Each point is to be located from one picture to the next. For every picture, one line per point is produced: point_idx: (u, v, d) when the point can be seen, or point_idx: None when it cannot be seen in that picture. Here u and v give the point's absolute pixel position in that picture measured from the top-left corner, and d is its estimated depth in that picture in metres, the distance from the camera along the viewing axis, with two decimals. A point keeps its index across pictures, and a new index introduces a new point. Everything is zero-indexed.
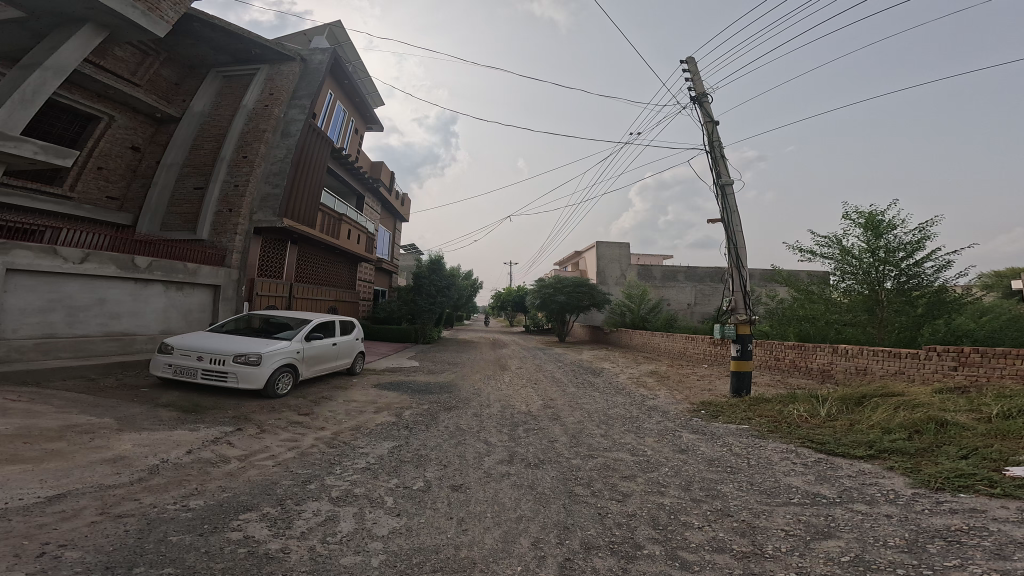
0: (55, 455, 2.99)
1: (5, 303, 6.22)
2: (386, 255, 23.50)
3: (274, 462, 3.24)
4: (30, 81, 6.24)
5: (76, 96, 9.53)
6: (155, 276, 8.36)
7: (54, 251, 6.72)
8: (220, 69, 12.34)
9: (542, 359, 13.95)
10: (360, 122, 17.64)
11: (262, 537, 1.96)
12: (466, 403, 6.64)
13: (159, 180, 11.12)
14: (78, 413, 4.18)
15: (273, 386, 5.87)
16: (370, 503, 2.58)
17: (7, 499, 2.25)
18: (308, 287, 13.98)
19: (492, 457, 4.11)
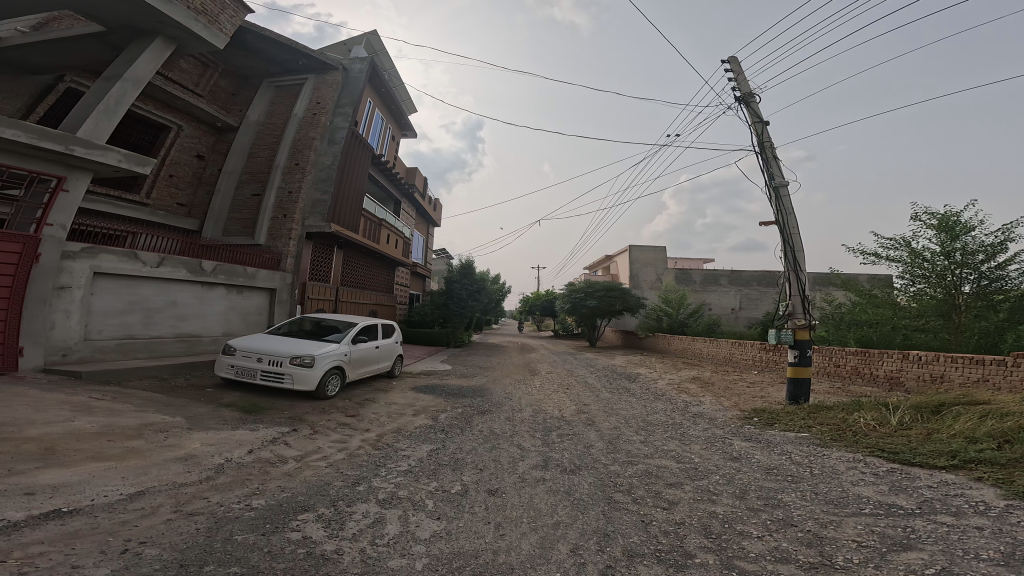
0: (134, 453, 3.24)
1: (91, 306, 6.84)
2: (421, 260, 24.08)
3: (327, 463, 3.36)
4: (113, 92, 6.84)
5: (148, 108, 10.37)
6: (219, 280, 8.97)
7: (134, 256, 7.36)
8: (271, 79, 13.08)
9: (575, 364, 13.76)
10: (395, 129, 18.16)
11: (319, 538, 2.02)
12: (499, 407, 6.63)
13: (221, 188, 11.90)
14: (153, 412, 4.51)
15: (324, 386, 6.11)
16: (412, 506, 2.60)
17: (94, 495, 2.45)
18: (351, 291, 14.53)
19: (526, 462, 4.06)
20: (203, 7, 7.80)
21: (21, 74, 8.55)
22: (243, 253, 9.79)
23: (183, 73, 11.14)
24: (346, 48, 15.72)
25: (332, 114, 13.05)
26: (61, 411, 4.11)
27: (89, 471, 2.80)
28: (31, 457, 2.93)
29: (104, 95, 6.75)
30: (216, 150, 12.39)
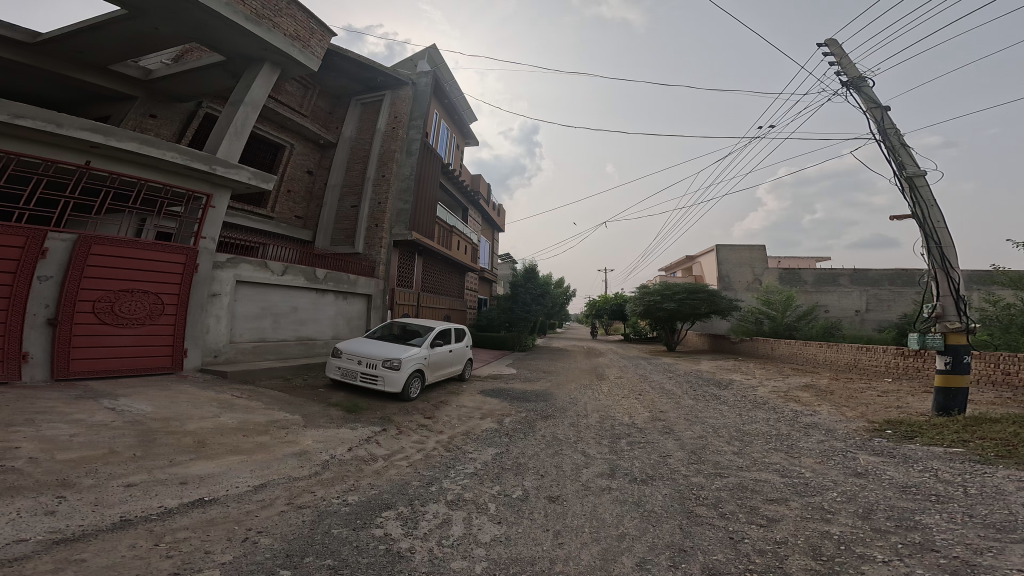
0: (262, 448, 3.93)
1: (235, 310, 8.22)
2: (487, 265, 24.88)
3: (407, 463, 3.71)
4: (239, 116, 8.15)
5: (265, 129, 11.97)
6: (328, 286, 10.28)
7: (265, 265, 8.73)
8: (357, 97, 14.38)
9: (650, 369, 13.11)
10: (459, 139, 18.94)
11: (396, 535, 2.26)
12: (563, 412, 6.64)
13: (327, 200, 13.48)
14: (278, 409, 5.38)
15: (408, 388, 6.68)
16: (476, 508, 2.78)
17: (231, 486, 3.04)
18: (430, 296, 15.61)
19: (591, 469, 4.04)
20: (297, 31, 8.85)
21: (170, 102, 10.31)
22: (344, 262, 11.09)
23: (288, 96, 12.60)
24: (411, 64, 16.71)
25: (407, 127, 14.07)
26: (212, 407, 5.11)
27: (225, 464, 3.45)
28: (187, 449, 3.71)
29: (231, 119, 8.06)
30: (320, 167, 13.98)
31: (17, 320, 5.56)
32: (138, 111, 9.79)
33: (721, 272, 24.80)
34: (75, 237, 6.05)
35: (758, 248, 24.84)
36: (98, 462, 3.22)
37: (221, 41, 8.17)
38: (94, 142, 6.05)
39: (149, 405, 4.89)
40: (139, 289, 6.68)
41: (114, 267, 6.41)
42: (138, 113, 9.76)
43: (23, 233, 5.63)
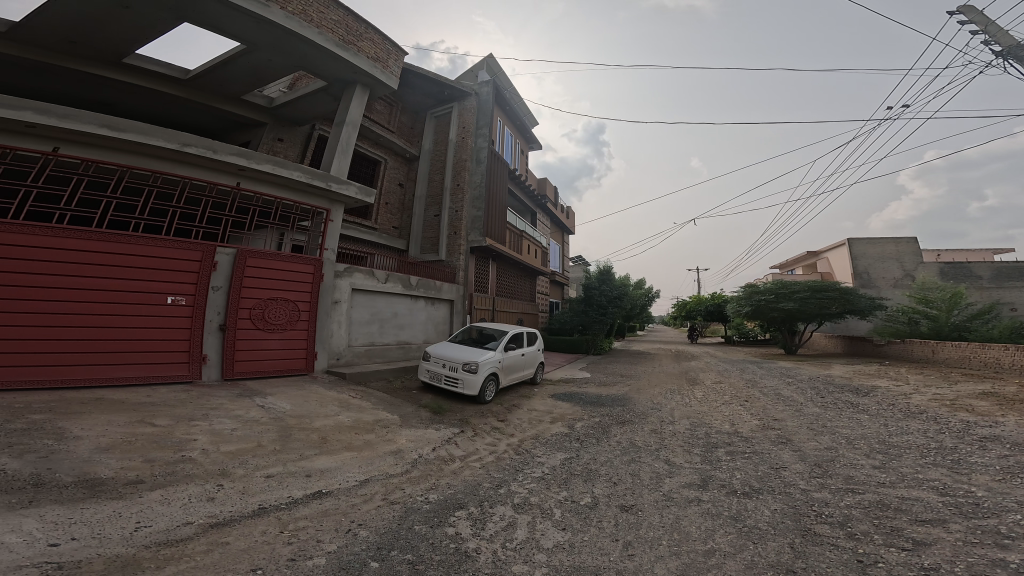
0: (367, 445, 4.47)
1: (352, 316, 9.06)
2: (558, 268, 24.96)
3: (480, 464, 3.96)
4: (343, 137, 8.78)
5: (365, 147, 12.61)
6: (420, 292, 11.09)
7: (373, 274, 9.57)
8: (430, 111, 15.02)
9: (760, 374, 11.83)
10: (523, 144, 19.21)
11: (465, 535, 2.46)
12: (643, 418, 6.44)
13: (416, 211, 14.24)
14: (379, 410, 6.02)
15: (484, 391, 7.01)
16: (541, 513, 2.93)
17: (342, 480, 3.54)
18: (504, 300, 16.13)
19: (676, 479, 3.89)
20: (377, 54, 9.18)
21: (292, 126, 10.71)
22: (431, 270, 11.91)
23: (379, 114, 13.19)
24: (472, 76, 17.34)
25: (474, 136, 14.62)
26: (332, 407, 5.92)
27: (340, 459, 4.02)
28: (313, 444, 4.39)
29: (337, 139, 8.74)
30: (410, 178, 14.65)
31: (200, 324, 6.60)
32: (269, 136, 10.23)
33: (858, 268, 21.87)
34: (235, 252, 7.09)
35: (906, 240, 21.38)
36: (250, 454, 3.99)
37: (321, 68, 8.63)
38: (240, 165, 7.04)
39: (286, 403, 5.81)
40: (281, 297, 7.64)
41: (263, 278, 7.40)
42: (268, 138, 10.19)
43: (201, 250, 6.68)
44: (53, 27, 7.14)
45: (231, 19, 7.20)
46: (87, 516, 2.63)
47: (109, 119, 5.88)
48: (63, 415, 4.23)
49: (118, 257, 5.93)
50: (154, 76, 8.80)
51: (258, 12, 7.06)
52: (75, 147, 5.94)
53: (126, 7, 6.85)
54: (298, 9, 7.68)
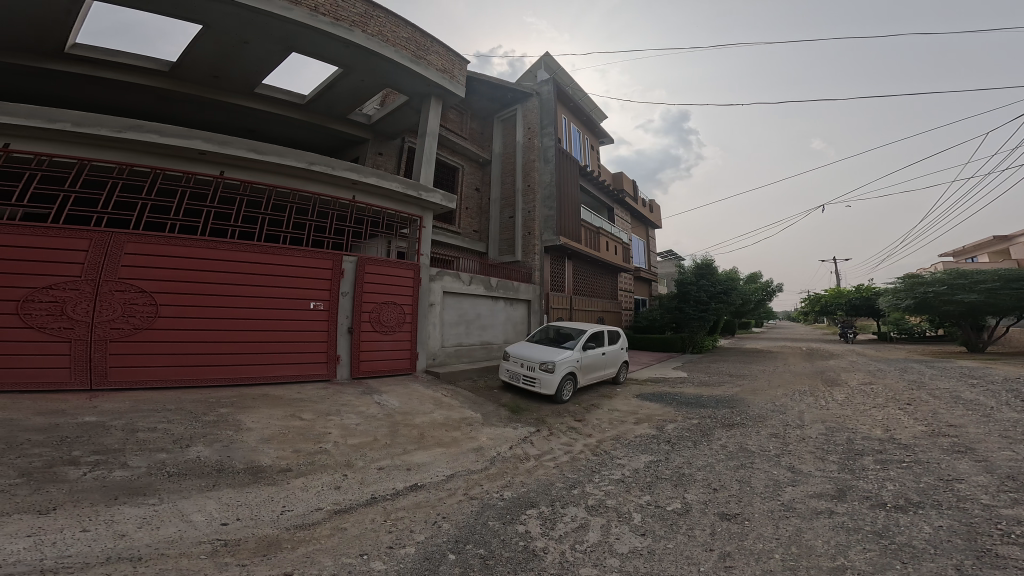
0: (454, 442, 4.80)
1: (444, 318, 9.44)
2: (643, 264, 23.84)
3: (555, 464, 4.03)
4: (427, 147, 9.04)
5: (443, 155, 13.22)
6: (500, 293, 11.32)
7: (459, 276, 9.86)
8: (496, 115, 15.38)
9: (930, 375, 9.81)
10: (593, 139, 18.76)
11: (535, 534, 2.54)
12: (754, 421, 5.89)
13: (492, 213, 14.63)
14: (465, 408, 6.38)
15: (562, 390, 7.04)
16: (618, 517, 2.89)
17: (433, 474, 3.87)
18: (582, 298, 15.92)
19: (798, 489, 3.51)
20: (445, 65, 9.32)
21: (387, 140, 11.33)
22: (510, 271, 12.16)
23: (452, 123, 13.75)
24: (531, 77, 17.39)
25: (540, 135, 14.62)
26: (429, 405, 6.42)
27: (433, 455, 4.38)
28: (413, 439, 4.83)
29: (421, 149, 9.00)
30: (484, 182, 15.02)
31: (334, 326, 7.26)
32: (371, 151, 10.94)
33: None
34: (358, 259, 7.65)
35: None
36: (368, 447, 4.54)
37: (401, 83, 8.94)
38: (354, 179, 7.48)
39: (396, 400, 6.43)
40: (393, 301, 8.11)
41: (381, 283, 7.93)
42: (370, 153, 10.89)
43: (331, 257, 7.33)
44: (197, 67, 8.25)
45: (324, 46, 7.71)
46: (249, 499, 3.27)
47: (254, 143, 6.55)
48: (237, 408, 5.21)
49: (274, 267, 6.71)
50: (279, 103, 9.71)
51: (346, 37, 7.46)
52: (234, 170, 6.70)
53: (244, 40, 7.51)
54: (377, 30, 7.97)
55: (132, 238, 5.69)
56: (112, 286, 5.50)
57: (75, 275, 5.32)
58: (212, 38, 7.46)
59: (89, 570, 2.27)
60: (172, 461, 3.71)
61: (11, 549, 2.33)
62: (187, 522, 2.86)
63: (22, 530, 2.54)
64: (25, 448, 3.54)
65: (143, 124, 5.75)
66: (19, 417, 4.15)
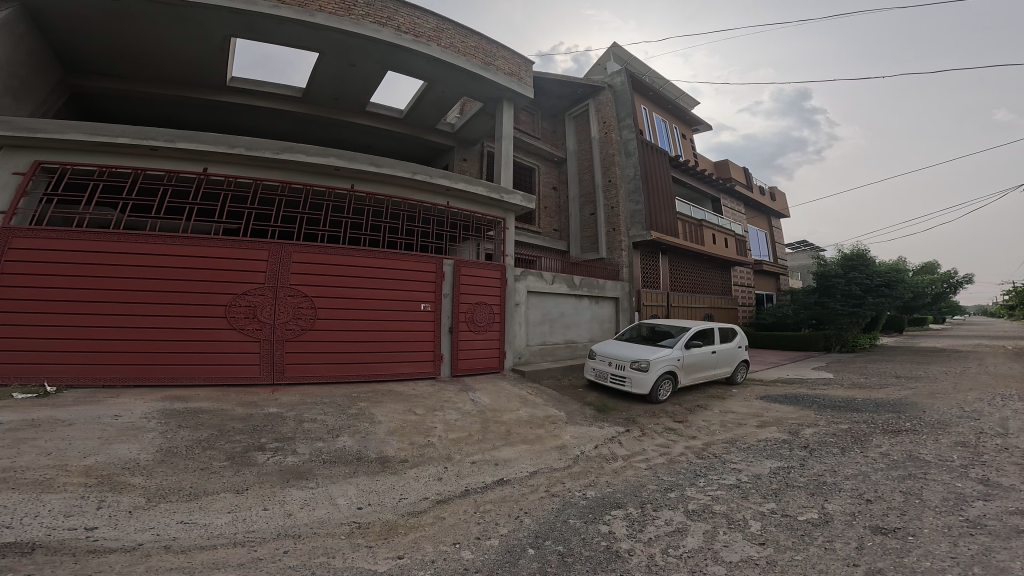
0: (538, 439, 4.75)
1: (528, 318, 9.52)
2: (762, 256, 21.16)
3: (648, 466, 3.75)
4: (506, 150, 9.29)
5: (518, 157, 13.43)
6: (584, 292, 11.02)
7: (542, 276, 9.81)
8: (567, 112, 15.10)
9: None
10: (682, 127, 17.40)
11: (619, 535, 2.37)
12: (928, 428, 4.68)
13: (572, 212, 14.40)
14: (549, 406, 6.30)
15: (657, 391, 6.53)
16: (728, 524, 2.53)
17: (517, 469, 3.87)
18: (684, 295, 14.71)
19: (991, 505, 2.67)
20: (512, 68, 9.56)
21: (469, 146, 11.86)
22: (594, 268, 11.80)
23: (523, 125, 13.87)
24: (601, 70, 16.86)
25: (618, 128, 13.99)
26: (514, 402, 6.48)
27: (518, 451, 4.38)
28: (501, 436, 4.90)
29: (499, 154, 9.23)
30: (562, 181, 14.91)
31: (438, 326, 7.74)
32: (456, 159, 11.60)
33: None
34: (455, 261, 8.03)
35: None
36: (462, 441, 4.74)
37: (475, 90, 9.39)
38: (447, 185, 7.76)
39: (488, 397, 6.64)
40: (484, 302, 8.41)
41: (475, 284, 8.29)
42: (456, 159, 11.57)
43: (434, 261, 7.78)
44: (322, 92, 9.21)
45: (409, 61, 8.35)
46: (379, 487, 3.64)
47: (375, 157, 7.02)
48: (372, 402, 5.87)
49: (401, 273, 7.41)
50: (383, 117, 10.53)
51: (425, 52, 8.04)
52: (363, 183, 7.29)
53: (351, 63, 8.33)
54: (448, 43, 8.47)
55: (297, 248, 6.60)
56: (285, 292, 6.47)
57: (260, 283, 6.35)
58: (322, 72, 8.59)
59: (264, 544, 2.73)
60: (327, 449, 4.34)
61: (217, 524, 2.92)
62: (334, 506, 3.30)
63: (226, 507, 3.17)
64: (232, 434, 4.46)
65: (296, 146, 6.44)
66: (228, 407, 5.21)
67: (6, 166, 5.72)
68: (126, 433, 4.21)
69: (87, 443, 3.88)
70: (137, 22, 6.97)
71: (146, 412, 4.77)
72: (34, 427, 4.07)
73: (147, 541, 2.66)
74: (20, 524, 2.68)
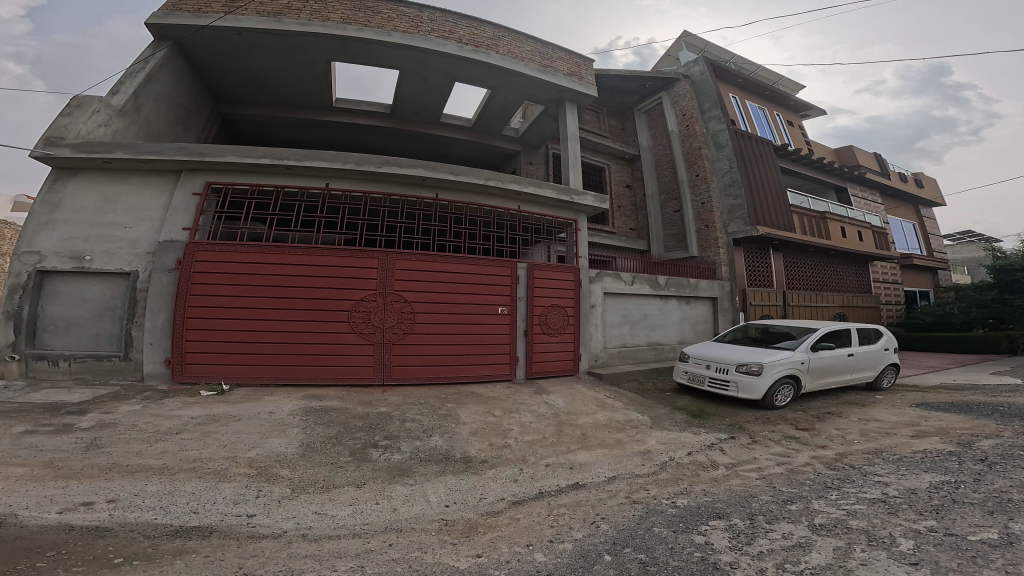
0: (618, 444, 4.41)
1: (606, 319, 9.13)
2: (910, 249, 17.61)
3: (759, 476, 3.26)
4: (571, 151, 9.23)
5: (586, 157, 13.21)
6: (671, 292, 10.23)
7: (619, 276, 9.35)
8: (637, 107, 14.44)
9: None
10: (785, 114, 15.57)
11: (719, 547, 2.06)
12: None
13: (651, 210, 13.62)
14: (634, 410, 5.87)
15: (773, 397, 5.69)
16: (868, 540, 2.04)
17: (593, 474, 3.62)
18: (802, 294, 12.90)
19: None
20: (571, 68, 9.62)
21: (533, 150, 12.10)
22: (684, 268, 10.88)
23: (588, 123, 13.61)
24: (673, 62, 16.01)
25: (702, 119, 13.00)
26: (592, 405, 6.18)
27: (595, 455, 4.12)
28: (576, 439, 4.66)
29: (566, 155, 9.18)
30: (637, 178, 14.28)
31: (513, 329, 7.82)
32: (523, 163, 11.94)
33: None
34: (528, 265, 8.09)
35: None
36: (536, 444, 4.61)
37: (537, 94, 9.61)
38: (517, 190, 7.94)
39: (562, 400, 6.43)
40: (559, 305, 8.30)
41: (549, 287, 8.24)
42: (523, 163, 11.91)
43: (508, 265, 7.88)
44: (406, 105, 10.12)
45: (472, 70, 8.86)
46: (462, 486, 3.69)
47: (454, 167, 7.44)
48: (458, 404, 6.08)
49: (485, 277, 7.67)
50: (451, 127, 11.24)
51: (485, 60, 8.48)
52: (447, 193, 7.75)
53: (425, 77, 9.08)
54: (505, 49, 8.84)
55: (399, 256, 7.13)
56: (392, 297, 7.03)
57: (371, 290, 6.96)
58: (400, 86, 9.45)
59: (375, 536, 2.92)
60: (423, 448, 4.55)
61: (343, 516, 3.21)
62: (427, 503, 3.41)
63: (347, 500, 3.46)
64: (354, 431, 4.96)
65: (393, 160, 7.05)
66: (351, 406, 5.82)
67: (187, 188, 6.81)
68: (278, 428, 4.91)
69: (250, 437, 4.60)
70: (257, 57, 8.39)
71: (292, 410, 5.50)
72: (217, 422, 4.96)
73: (290, 529, 3.00)
74: (206, 510, 3.20)
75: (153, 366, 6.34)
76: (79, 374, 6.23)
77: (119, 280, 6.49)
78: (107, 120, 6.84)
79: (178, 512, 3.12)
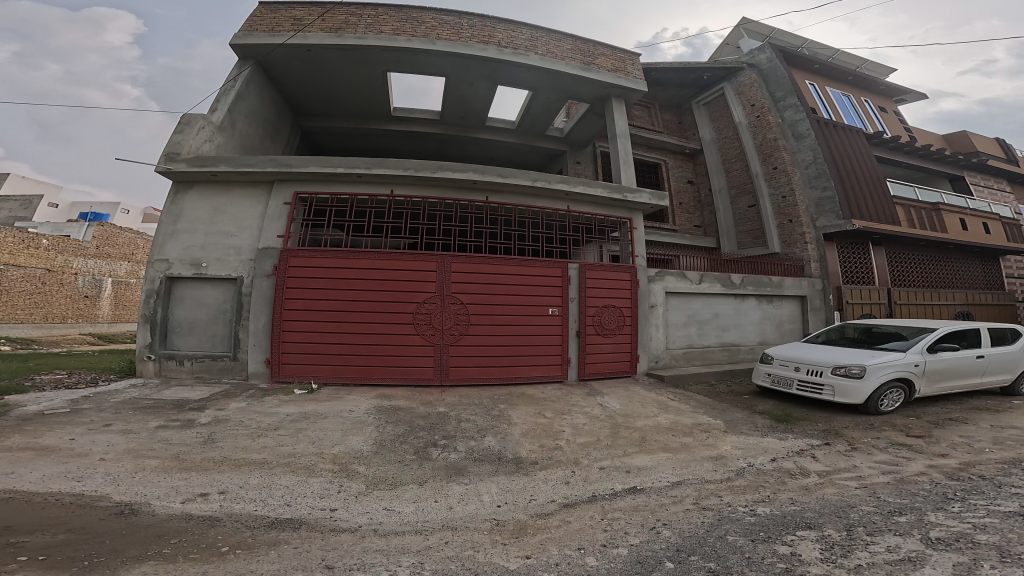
0: (685, 448, 4.05)
1: (669, 319, 8.62)
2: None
3: (859, 485, 2.80)
4: (621, 149, 9.01)
5: (639, 154, 12.88)
6: (749, 290, 9.37)
7: (684, 275, 8.80)
8: (695, 99, 13.79)
9: None
10: (874, 100, 14.01)
11: (809, 559, 1.79)
12: None
13: (719, 206, 12.71)
14: (704, 413, 5.39)
15: (878, 403, 4.96)
16: (1010, 563, 1.65)
17: (654, 479, 3.34)
18: (913, 291, 11.17)
19: None
20: (616, 64, 9.50)
21: (580, 150, 12.07)
22: (765, 264, 9.87)
23: (639, 119, 13.30)
24: (733, 51, 15.21)
25: (777, 109, 12.05)
26: (654, 407, 5.79)
27: (656, 459, 3.82)
28: (635, 442, 4.38)
29: (617, 153, 8.97)
30: (699, 173, 13.56)
31: (565, 330, 7.68)
32: (570, 162, 11.99)
33: None
34: (579, 266, 7.92)
35: None
36: (591, 446, 4.40)
37: (580, 91, 9.61)
38: (566, 190, 7.91)
39: (620, 402, 6.11)
40: (614, 307, 8.00)
41: (603, 287, 8.00)
42: (570, 163, 11.94)
43: (559, 266, 7.79)
44: (455, 111, 10.66)
45: (514, 73, 9.12)
46: (516, 486, 3.61)
47: (502, 170, 7.63)
48: (510, 404, 6.06)
49: (538, 277, 7.66)
50: (497, 129, 11.58)
51: (525, 62, 8.68)
52: (496, 195, 7.96)
53: (469, 82, 9.53)
54: (544, 48, 8.98)
55: (456, 259, 7.37)
56: (449, 299, 7.27)
57: (432, 293, 7.25)
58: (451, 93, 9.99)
59: (433, 533, 2.95)
60: (478, 448, 4.56)
61: (405, 513, 3.28)
62: (480, 502, 3.39)
63: (409, 497, 3.55)
64: (418, 431, 5.11)
65: (447, 166, 7.42)
66: (414, 406, 6.04)
67: (279, 199, 7.64)
68: (356, 426, 5.22)
69: (333, 436, 4.92)
70: (327, 73, 9.40)
71: (368, 409, 5.83)
72: (306, 419, 5.41)
73: (363, 524, 3.12)
74: (297, 502, 3.45)
75: (256, 366, 7.13)
76: (200, 373, 7.19)
77: (230, 286, 7.42)
78: (210, 136, 7.89)
79: (274, 504, 3.38)
